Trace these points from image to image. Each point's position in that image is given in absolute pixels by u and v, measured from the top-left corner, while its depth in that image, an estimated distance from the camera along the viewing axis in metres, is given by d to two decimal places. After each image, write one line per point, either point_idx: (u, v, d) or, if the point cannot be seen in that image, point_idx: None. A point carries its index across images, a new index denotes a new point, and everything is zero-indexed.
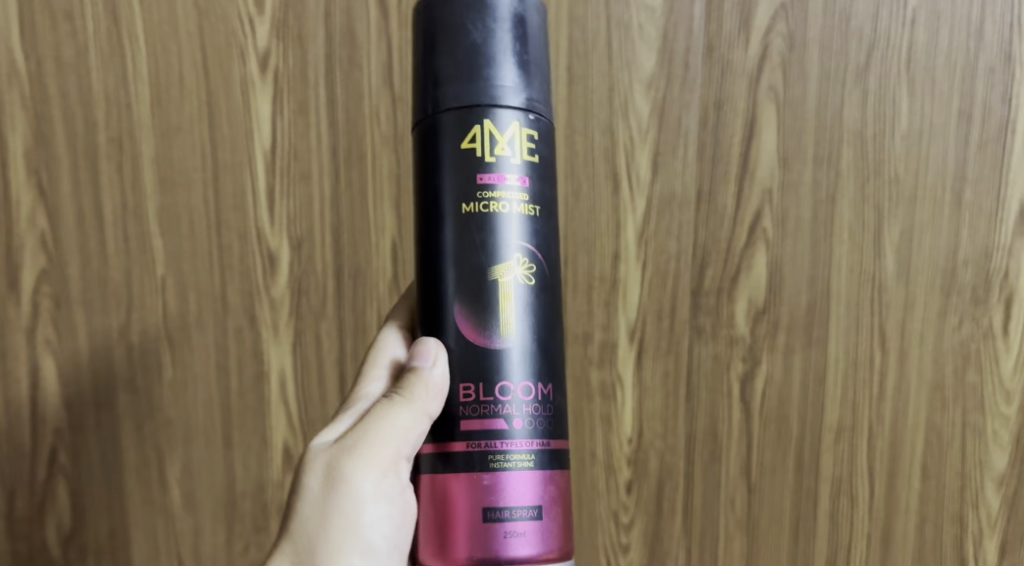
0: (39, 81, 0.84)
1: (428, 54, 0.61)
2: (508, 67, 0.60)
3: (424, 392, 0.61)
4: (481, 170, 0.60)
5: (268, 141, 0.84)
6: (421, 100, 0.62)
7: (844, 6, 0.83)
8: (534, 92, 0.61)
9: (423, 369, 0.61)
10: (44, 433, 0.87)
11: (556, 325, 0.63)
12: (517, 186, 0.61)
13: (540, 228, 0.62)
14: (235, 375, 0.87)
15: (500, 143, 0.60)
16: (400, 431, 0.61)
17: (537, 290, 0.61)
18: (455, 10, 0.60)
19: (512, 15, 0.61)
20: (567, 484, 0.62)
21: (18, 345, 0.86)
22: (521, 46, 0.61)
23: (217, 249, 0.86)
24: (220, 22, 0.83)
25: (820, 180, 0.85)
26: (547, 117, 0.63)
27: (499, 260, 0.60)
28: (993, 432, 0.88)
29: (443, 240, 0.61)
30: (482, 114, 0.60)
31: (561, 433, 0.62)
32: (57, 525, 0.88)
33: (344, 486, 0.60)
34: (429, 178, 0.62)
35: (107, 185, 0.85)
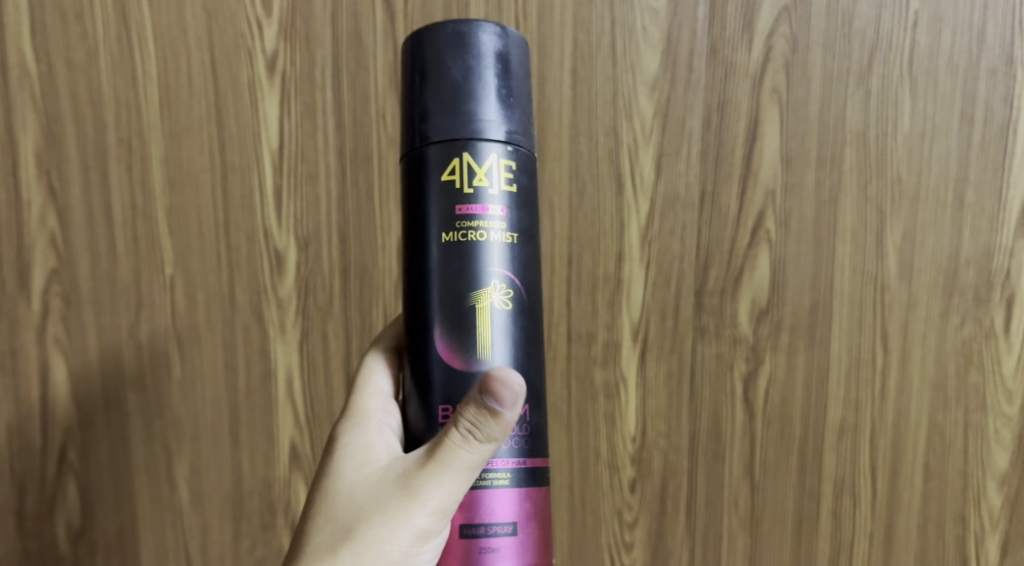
0: (50, 82, 0.85)
1: (412, 88, 0.63)
2: (488, 102, 0.62)
3: (497, 430, 0.60)
4: (462, 200, 0.62)
5: (276, 142, 0.85)
6: (406, 132, 0.64)
7: (846, 8, 0.84)
8: (514, 125, 0.63)
9: (501, 413, 0.60)
10: (54, 431, 0.88)
11: (534, 347, 0.64)
12: (496, 216, 0.63)
13: (520, 255, 0.63)
14: (243, 373, 0.88)
15: (479, 174, 0.62)
16: (465, 468, 0.61)
17: (515, 315, 0.63)
18: (437, 48, 0.62)
19: (492, 51, 0.63)
20: (547, 500, 0.64)
21: (29, 344, 0.87)
22: (501, 80, 0.63)
23: (225, 249, 0.86)
24: (228, 25, 0.84)
25: (823, 181, 0.85)
26: (527, 148, 0.64)
27: (478, 286, 0.62)
28: (995, 432, 0.88)
29: (425, 268, 0.63)
30: (463, 147, 0.62)
31: (541, 449, 0.65)
32: (67, 522, 0.89)
33: (402, 511, 0.61)
34: (412, 210, 0.64)
35: (117, 185, 0.86)
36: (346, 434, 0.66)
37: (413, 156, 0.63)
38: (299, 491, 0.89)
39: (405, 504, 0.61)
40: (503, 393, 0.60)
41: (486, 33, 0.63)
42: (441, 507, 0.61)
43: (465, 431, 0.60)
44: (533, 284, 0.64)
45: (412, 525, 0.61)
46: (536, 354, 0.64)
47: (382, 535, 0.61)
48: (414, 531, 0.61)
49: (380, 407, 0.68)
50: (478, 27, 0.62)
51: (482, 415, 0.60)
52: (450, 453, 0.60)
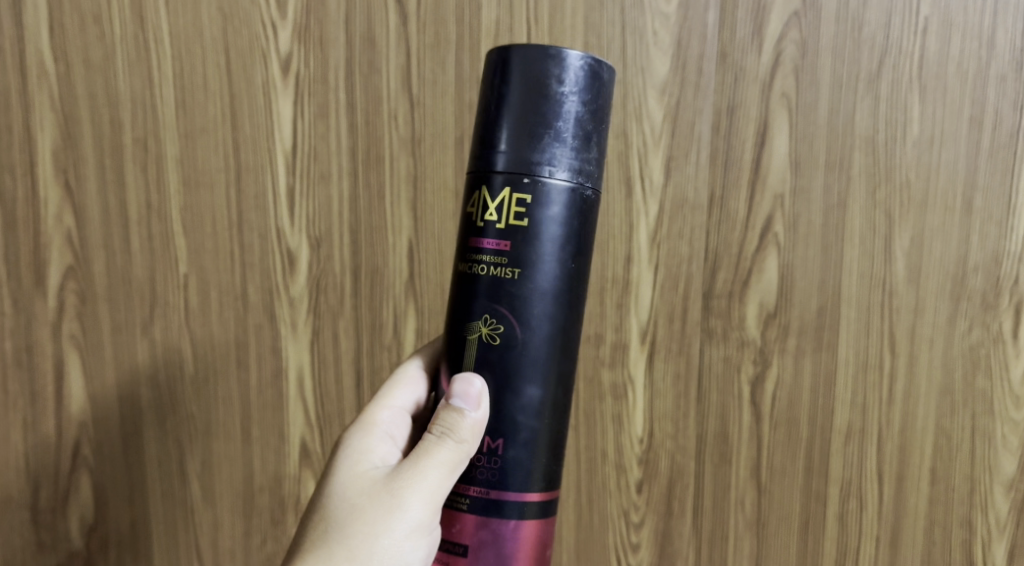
0: (68, 82, 0.86)
1: (493, 112, 0.63)
2: (545, 139, 0.62)
3: (468, 430, 0.63)
4: (517, 232, 0.63)
5: (289, 142, 0.86)
6: (478, 152, 0.64)
7: (857, 14, 0.84)
8: (535, 157, 0.62)
9: (466, 412, 0.63)
10: (69, 426, 0.90)
11: (554, 385, 0.64)
12: (541, 253, 0.63)
13: (563, 295, 0.64)
14: (255, 371, 0.89)
15: (536, 210, 0.63)
16: (446, 465, 0.63)
17: (547, 355, 0.64)
18: (524, 78, 0.62)
19: (576, 90, 0.62)
20: (513, 534, 0.63)
21: (45, 340, 0.89)
22: (533, 111, 0.62)
23: (239, 247, 0.88)
24: (243, 26, 0.85)
25: (831, 185, 0.86)
26: (549, 181, 0.62)
27: (473, 315, 0.64)
28: (1002, 437, 0.88)
29: (471, 290, 0.64)
30: (527, 180, 0.62)
31: (513, 483, 0.63)
32: (80, 516, 0.91)
33: (394, 505, 0.62)
34: (471, 230, 0.64)
35: (132, 184, 0.87)
36: (351, 438, 0.67)
37: (480, 177, 0.64)
38: (308, 488, 0.90)
39: (395, 499, 0.62)
40: (467, 392, 0.63)
41: (573, 69, 0.62)
42: (430, 501, 0.62)
43: (441, 430, 0.63)
44: (573, 324, 0.65)
45: (405, 517, 0.62)
46: (550, 391, 0.64)
47: (376, 529, 0.62)
48: (407, 524, 0.62)
49: (391, 419, 0.69)
50: (567, 63, 0.62)
51: (450, 415, 0.62)
52: (431, 450, 0.63)
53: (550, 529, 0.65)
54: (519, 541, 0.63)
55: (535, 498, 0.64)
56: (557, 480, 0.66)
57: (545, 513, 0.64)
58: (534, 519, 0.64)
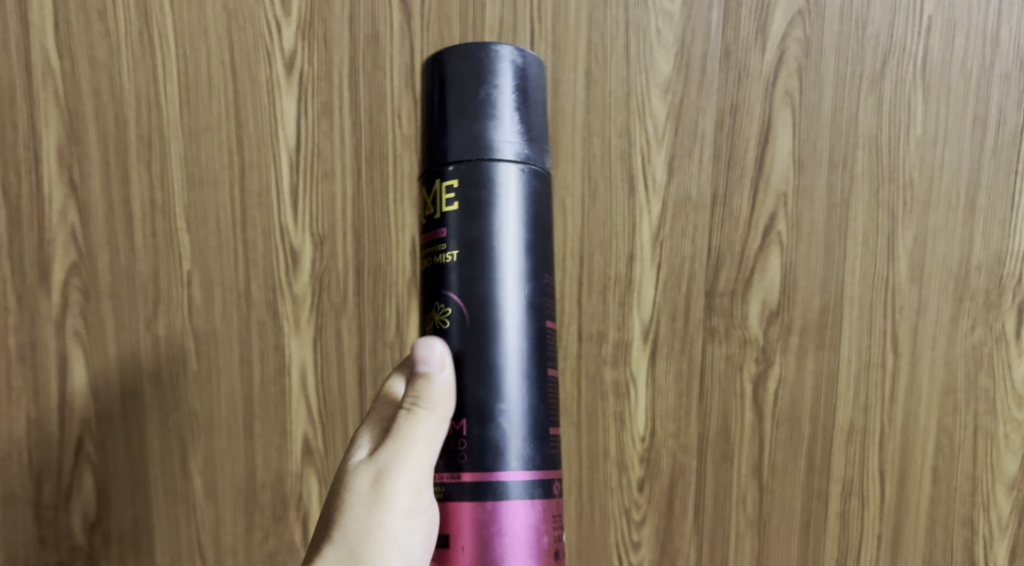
0: (73, 78, 0.87)
1: (433, 110, 0.64)
2: (459, 125, 0.63)
3: (441, 395, 0.63)
4: (479, 221, 0.63)
5: (293, 140, 0.86)
6: (426, 153, 0.65)
7: (860, 12, 0.84)
8: (457, 144, 0.63)
9: (433, 374, 0.63)
10: (73, 421, 0.90)
11: (537, 364, 0.64)
12: (483, 235, 0.63)
13: (533, 275, 0.64)
14: (258, 368, 0.89)
15: (494, 197, 0.63)
16: (426, 441, 0.63)
17: (524, 335, 0.64)
18: (457, 72, 0.63)
19: (510, 75, 0.63)
20: (511, 518, 0.62)
21: (49, 336, 0.89)
22: (447, 103, 0.63)
23: (243, 244, 0.88)
24: (248, 24, 0.85)
25: (834, 184, 0.86)
26: (473, 163, 0.63)
27: (428, 307, 0.65)
28: (1004, 436, 0.88)
29: (440, 284, 0.64)
30: (479, 169, 0.63)
31: (507, 464, 0.63)
32: (83, 512, 0.91)
33: (383, 496, 0.63)
34: (433, 228, 0.65)
35: (137, 180, 0.88)
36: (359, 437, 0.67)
37: (432, 176, 0.64)
38: (311, 485, 0.90)
39: (383, 489, 0.63)
40: (430, 356, 0.63)
41: (482, 56, 0.63)
42: (417, 481, 0.63)
43: (411, 403, 0.63)
44: (546, 302, 0.65)
45: (396, 506, 0.63)
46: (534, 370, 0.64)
47: (373, 522, 0.63)
48: (400, 511, 0.63)
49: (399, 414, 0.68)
50: (474, 53, 0.63)
51: (418, 384, 0.63)
52: (407, 430, 0.63)
53: (550, 512, 0.64)
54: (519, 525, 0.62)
55: (530, 478, 0.63)
56: (545, 460, 0.64)
57: (544, 495, 0.63)
58: (532, 501, 0.63)
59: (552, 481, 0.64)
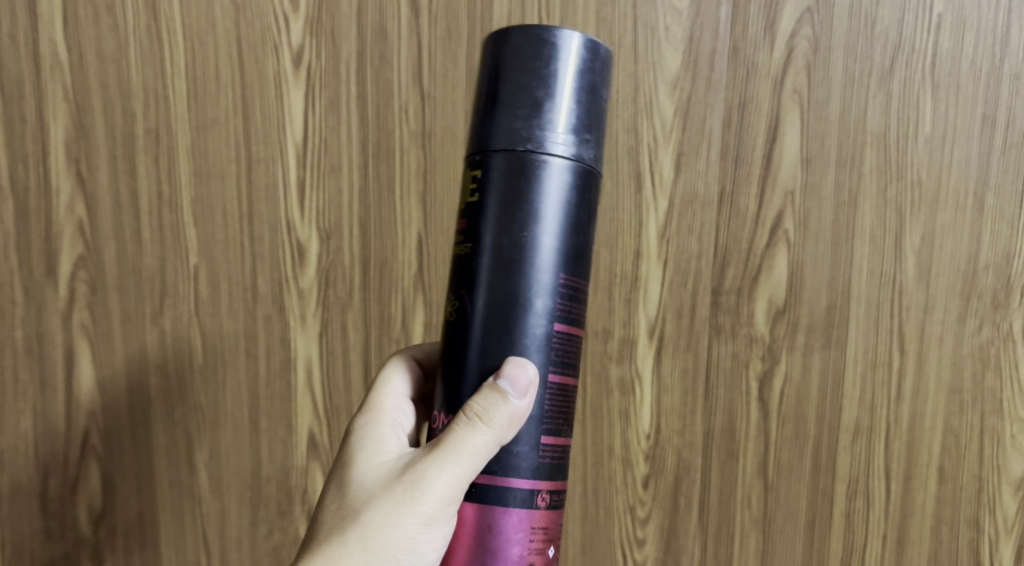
0: (81, 72, 0.87)
1: (487, 93, 0.63)
2: (506, 114, 0.62)
3: (506, 417, 0.61)
4: (518, 214, 0.62)
5: (300, 134, 0.87)
6: (474, 137, 0.64)
7: (869, 9, 0.84)
8: (501, 132, 0.62)
9: (510, 398, 0.61)
10: (78, 414, 0.90)
11: (558, 366, 0.64)
12: (513, 229, 0.62)
13: (564, 276, 0.63)
14: (264, 363, 0.89)
15: (537, 190, 0.62)
16: (473, 456, 0.61)
17: (550, 335, 0.63)
18: (518, 58, 0.62)
19: (572, 68, 0.62)
20: (515, 526, 0.62)
21: (55, 328, 0.89)
22: (496, 90, 0.63)
23: (249, 238, 0.88)
24: (256, 19, 0.85)
25: (842, 182, 0.86)
26: (514, 154, 0.62)
27: (454, 295, 0.65)
28: (1011, 436, 0.87)
29: (467, 274, 0.64)
30: (526, 160, 0.62)
31: (517, 471, 0.63)
32: (89, 504, 0.91)
33: (409, 497, 0.62)
34: (468, 214, 0.64)
35: (144, 174, 0.88)
36: (360, 425, 0.68)
37: (477, 161, 0.64)
38: (315, 480, 0.90)
39: (412, 491, 0.62)
40: (517, 378, 0.62)
41: (539, 45, 0.62)
42: (447, 493, 0.62)
43: (474, 414, 0.61)
44: (575, 306, 0.64)
45: (419, 510, 0.61)
46: (557, 371, 0.64)
47: (390, 520, 0.62)
48: (420, 517, 0.62)
49: (396, 407, 0.70)
50: (531, 39, 0.62)
51: (490, 399, 0.61)
52: (457, 439, 0.62)
53: (548, 522, 0.63)
54: (524, 535, 0.62)
55: (543, 487, 0.63)
56: (549, 471, 0.64)
57: (551, 505, 0.63)
58: (537, 510, 0.63)
59: (560, 491, 0.64)
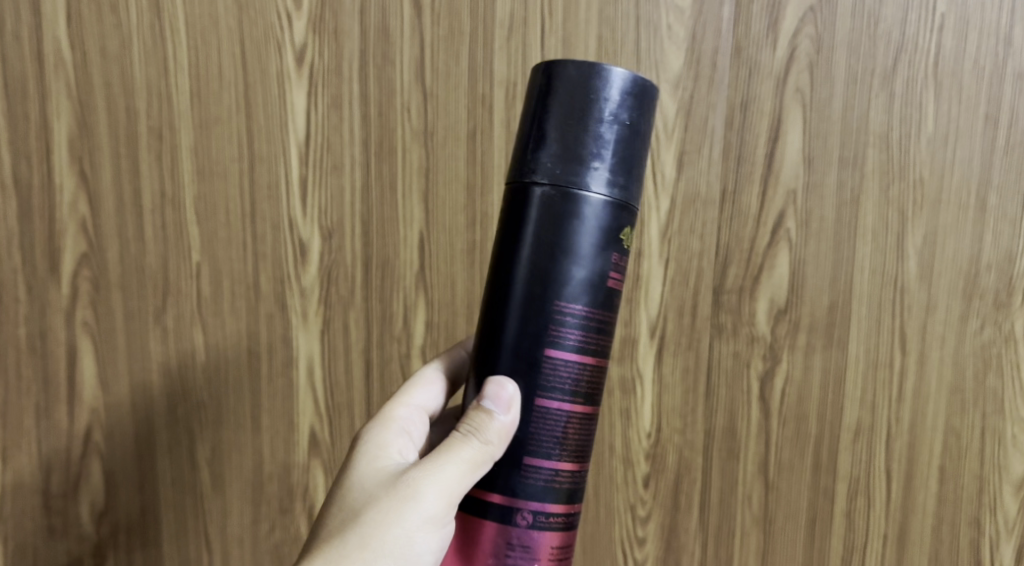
0: (85, 70, 0.87)
1: (534, 122, 0.64)
2: (549, 145, 0.63)
3: (496, 434, 0.63)
4: (552, 245, 0.64)
5: (302, 132, 0.87)
6: (515, 164, 0.65)
7: (873, 8, 0.84)
8: (542, 163, 0.64)
9: (495, 414, 0.63)
10: (81, 412, 0.90)
11: (578, 396, 0.65)
12: (546, 257, 0.64)
13: (593, 308, 0.65)
14: (266, 360, 0.89)
15: (574, 223, 0.63)
16: (468, 464, 0.63)
17: (575, 364, 0.64)
18: (565, 91, 0.63)
19: (619, 106, 0.63)
20: (530, 546, 0.64)
21: (58, 326, 0.89)
22: (542, 120, 0.64)
23: (251, 236, 0.88)
24: (259, 17, 0.86)
25: (844, 181, 0.86)
26: (553, 185, 0.63)
27: (486, 317, 0.66)
28: (1012, 437, 0.87)
29: (500, 297, 0.65)
30: (565, 192, 0.63)
31: (533, 494, 0.64)
32: (91, 501, 0.91)
33: (409, 497, 0.63)
34: (504, 238, 0.65)
35: (146, 171, 0.88)
36: (367, 431, 0.69)
37: (517, 188, 0.65)
38: (317, 478, 0.91)
39: (412, 491, 0.63)
40: (498, 395, 0.64)
41: (587, 79, 0.63)
42: (447, 494, 0.63)
43: (468, 428, 0.64)
44: (602, 337, 0.66)
45: (419, 509, 0.62)
46: (577, 400, 0.65)
47: (389, 518, 0.62)
48: (420, 515, 0.62)
49: (407, 416, 0.71)
50: (580, 74, 0.63)
51: (478, 417, 0.63)
52: (453, 447, 0.64)
53: (563, 541, 0.65)
54: (528, 557, 0.64)
55: (552, 510, 0.64)
56: (566, 494, 0.65)
57: (566, 525, 0.65)
58: (552, 530, 0.64)
59: (573, 514, 0.65)
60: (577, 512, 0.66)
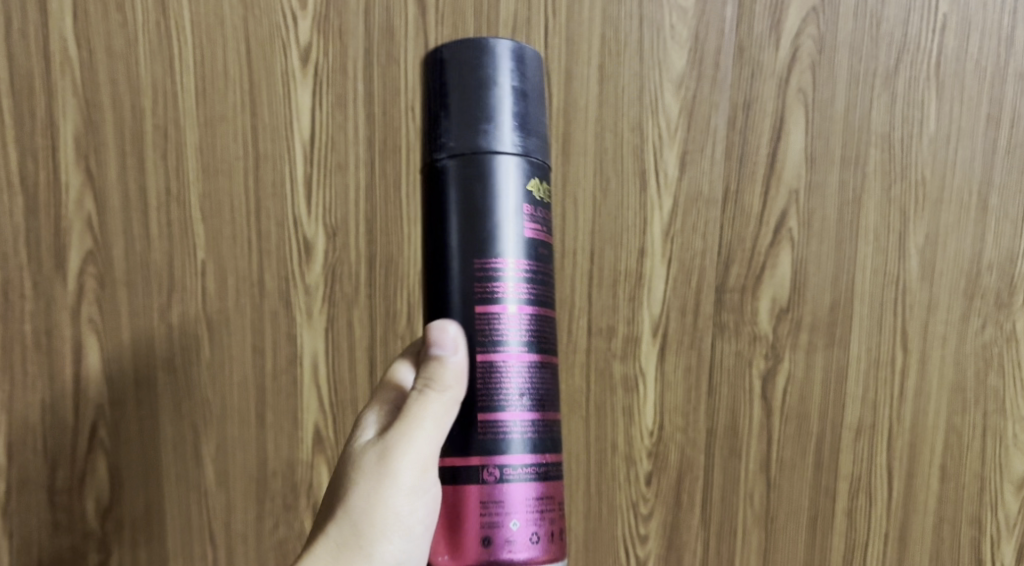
0: (91, 68, 0.87)
1: (435, 105, 0.67)
2: (452, 123, 0.66)
3: (452, 375, 0.65)
4: (478, 212, 0.66)
5: (307, 132, 0.88)
6: (425, 150, 0.68)
7: (875, 9, 0.84)
8: (452, 141, 0.66)
9: (446, 357, 0.66)
10: (86, 409, 0.91)
11: (532, 347, 0.67)
12: (477, 228, 0.66)
13: (532, 262, 0.67)
14: (270, 357, 0.90)
15: (495, 190, 0.66)
16: (434, 421, 0.65)
17: (524, 320, 0.67)
18: (457, 69, 0.66)
19: (511, 70, 0.66)
20: (521, 500, 0.65)
21: (64, 323, 0.90)
22: (441, 102, 0.66)
23: (257, 234, 0.89)
24: (264, 16, 0.87)
25: (847, 181, 0.86)
26: (466, 158, 0.66)
27: (429, 299, 0.68)
28: (1013, 436, 0.88)
29: (441, 276, 0.67)
30: (481, 161, 0.66)
31: (511, 449, 0.66)
32: (96, 498, 0.91)
33: (388, 474, 0.65)
34: (433, 222, 0.67)
35: (152, 169, 0.88)
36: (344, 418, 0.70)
37: (431, 173, 0.67)
38: (322, 474, 0.91)
39: (387, 466, 0.65)
40: (444, 338, 0.66)
41: (473, 54, 0.66)
42: (420, 461, 0.65)
43: (423, 383, 0.66)
44: (545, 288, 0.68)
45: (400, 483, 0.65)
46: (531, 352, 0.67)
47: (375, 500, 0.65)
48: (401, 488, 0.65)
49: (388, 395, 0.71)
50: (465, 51, 0.66)
51: (431, 366, 0.65)
52: (415, 409, 0.66)
53: (551, 490, 0.67)
54: (519, 512, 0.65)
55: (528, 461, 0.66)
56: (544, 445, 0.67)
57: (549, 474, 0.67)
58: (538, 481, 0.66)
59: (550, 464, 0.67)
60: (558, 462, 0.68)
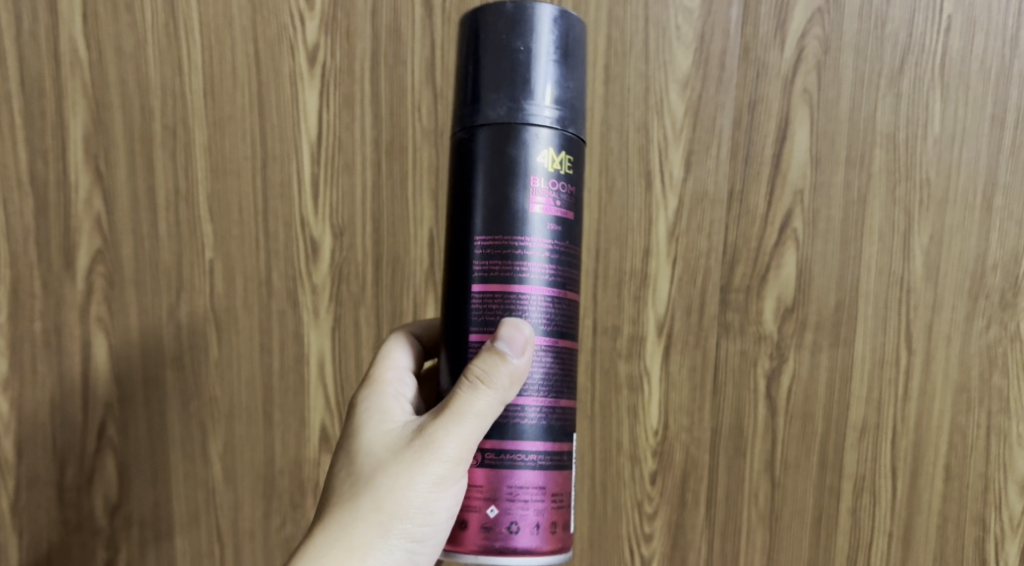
0: (100, 68, 0.88)
1: (470, 71, 0.66)
2: (488, 88, 0.65)
3: (507, 377, 0.64)
4: (507, 184, 0.65)
5: (314, 131, 0.88)
6: (458, 115, 0.67)
7: (880, 10, 0.85)
8: (485, 107, 0.65)
9: (510, 357, 0.64)
10: (95, 406, 0.91)
11: (553, 332, 0.66)
12: (503, 198, 0.66)
13: (558, 244, 0.66)
14: (277, 355, 0.90)
15: (526, 166, 0.65)
16: (477, 417, 0.64)
17: (548, 300, 0.66)
18: (494, 35, 0.65)
19: (551, 43, 0.66)
20: (530, 488, 0.65)
21: (73, 322, 0.91)
22: (477, 66, 0.66)
23: (264, 234, 0.89)
24: (272, 17, 0.87)
25: (853, 181, 0.86)
26: (499, 126, 0.65)
27: (452, 266, 0.68)
28: (1017, 436, 0.88)
29: (464, 245, 0.67)
30: (514, 135, 0.65)
31: (525, 435, 0.66)
32: (105, 495, 0.92)
33: (419, 460, 0.65)
34: (460, 189, 0.67)
35: (161, 170, 0.89)
36: (367, 397, 0.70)
37: (463, 140, 0.67)
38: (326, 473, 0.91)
39: (423, 453, 0.65)
40: (514, 338, 0.64)
41: (513, 20, 0.65)
42: (456, 455, 0.65)
43: (475, 376, 0.64)
44: (569, 271, 0.67)
45: (430, 471, 0.64)
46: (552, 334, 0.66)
47: (401, 482, 0.65)
48: (431, 477, 0.64)
49: (397, 377, 0.73)
50: (505, 16, 0.65)
51: (493, 361, 0.64)
52: (462, 402, 0.64)
53: (561, 481, 0.67)
54: (526, 500, 0.65)
55: (540, 448, 0.66)
56: (558, 434, 0.67)
57: (560, 464, 0.67)
58: (549, 471, 0.66)
59: (562, 453, 0.67)
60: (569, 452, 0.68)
